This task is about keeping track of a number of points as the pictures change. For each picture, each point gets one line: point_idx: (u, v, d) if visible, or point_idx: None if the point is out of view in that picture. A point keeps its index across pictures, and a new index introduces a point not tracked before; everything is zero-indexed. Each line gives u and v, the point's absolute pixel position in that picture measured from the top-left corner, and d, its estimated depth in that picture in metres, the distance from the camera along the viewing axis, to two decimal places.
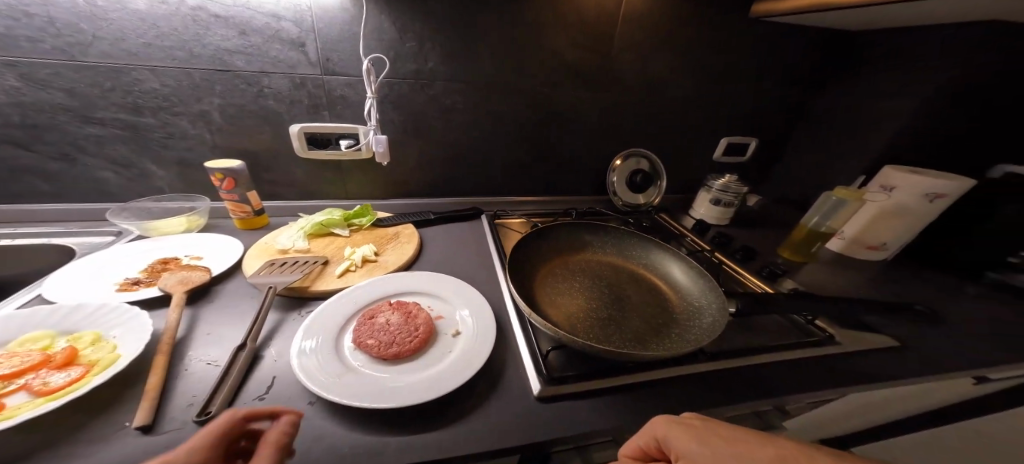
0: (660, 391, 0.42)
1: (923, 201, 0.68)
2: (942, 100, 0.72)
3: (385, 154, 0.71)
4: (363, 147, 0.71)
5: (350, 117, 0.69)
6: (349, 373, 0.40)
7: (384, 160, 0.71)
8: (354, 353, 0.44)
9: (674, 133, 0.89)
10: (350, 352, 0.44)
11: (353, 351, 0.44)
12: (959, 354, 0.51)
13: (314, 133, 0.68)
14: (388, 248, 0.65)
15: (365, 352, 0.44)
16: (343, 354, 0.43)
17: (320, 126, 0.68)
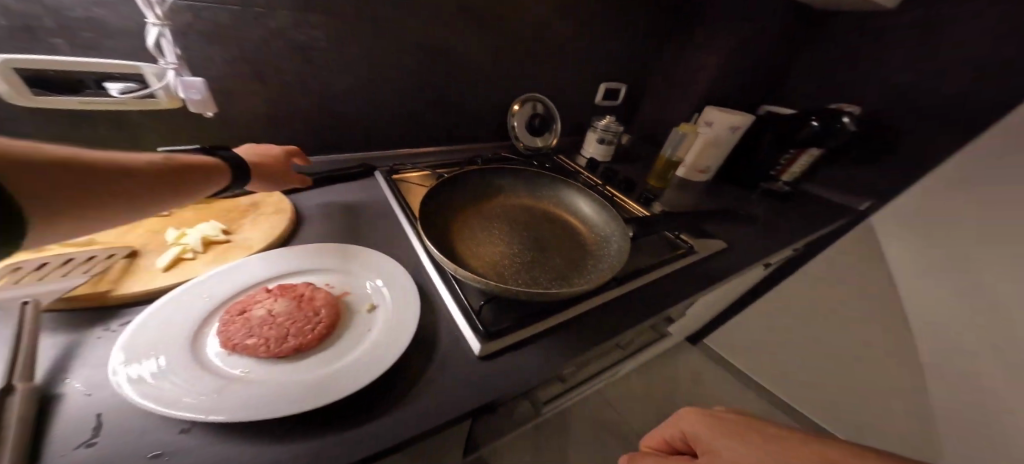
0: (582, 325, 0.47)
1: (728, 132, 0.91)
2: (742, 58, 0.93)
3: (206, 102, 0.51)
4: (160, 94, 0.48)
5: (124, 51, 0.45)
6: (229, 385, 0.30)
7: (206, 110, 0.52)
8: (230, 360, 0.33)
9: (561, 80, 0.92)
10: (223, 360, 0.33)
11: (226, 357, 0.33)
12: (756, 244, 0.73)
13: (48, 70, 0.40)
14: (244, 223, 0.48)
15: (249, 355, 0.33)
16: (212, 364, 0.32)
17: (61, 61, 0.40)
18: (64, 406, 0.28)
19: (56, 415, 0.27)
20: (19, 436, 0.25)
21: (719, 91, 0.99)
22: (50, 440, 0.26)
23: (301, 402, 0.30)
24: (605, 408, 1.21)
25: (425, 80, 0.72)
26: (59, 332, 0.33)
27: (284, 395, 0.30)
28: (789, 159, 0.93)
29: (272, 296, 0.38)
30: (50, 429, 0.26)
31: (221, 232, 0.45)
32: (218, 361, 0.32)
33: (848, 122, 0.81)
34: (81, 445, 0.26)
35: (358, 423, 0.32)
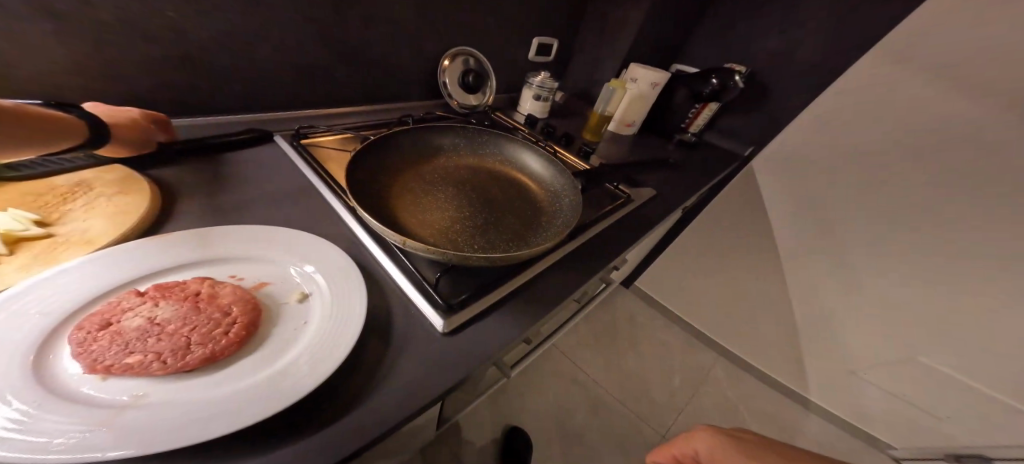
0: (544, 282, 0.47)
1: (650, 88, 0.98)
2: (658, 15, 0.97)
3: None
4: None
5: None
6: (117, 415, 0.22)
7: None
8: (107, 385, 0.24)
9: (489, 32, 0.84)
10: (95, 387, 0.24)
11: (99, 383, 0.24)
12: (681, 190, 0.81)
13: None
14: (72, 208, 0.33)
15: (133, 376, 0.25)
16: (74, 395, 0.23)
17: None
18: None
19: None
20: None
21: (638, 50, 1.03)
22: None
23: (234, 415, 0.24)
24: (558, 357, 1.31)
25: (326, 19, 0.58)
26: None
27: (203, 415, 0.23)
28: (694, 113, 1.04)
29: (150, 301, 0.29)
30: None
31: (33, 224, 0.31)
32: (86, 390, 0.24)
33: (738, 80, 0.92)
34: None
35: (314, 432, 0.27)
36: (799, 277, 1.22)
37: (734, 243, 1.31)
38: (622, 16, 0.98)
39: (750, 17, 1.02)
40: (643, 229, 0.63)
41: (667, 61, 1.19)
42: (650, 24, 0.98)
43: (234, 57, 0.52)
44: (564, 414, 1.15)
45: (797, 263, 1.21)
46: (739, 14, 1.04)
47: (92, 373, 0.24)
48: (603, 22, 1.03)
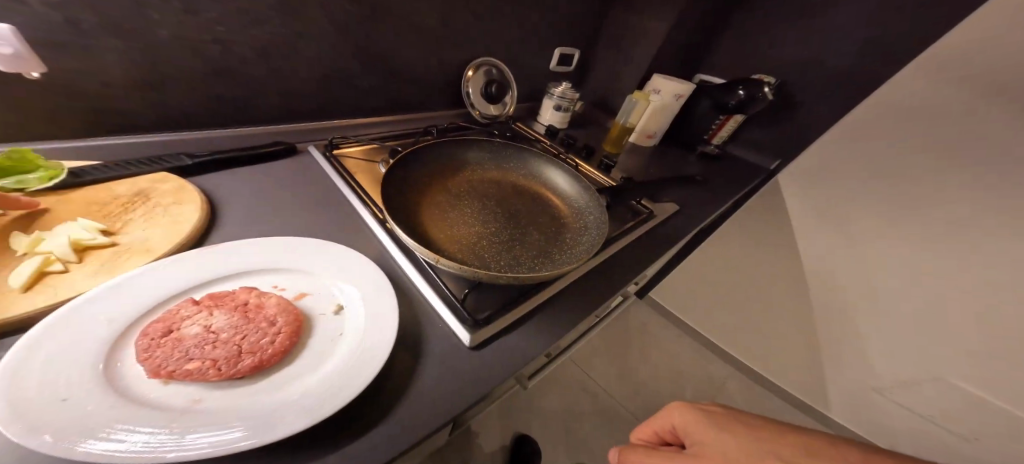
0: (568, 298, 0.47)
1: (673, 99, 0.98)
2: (682, 26, 0.96)
3: (33, 62, 0.32)
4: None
5: None
6: (180, 419, 0.24)
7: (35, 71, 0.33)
8: (169, 391, 0.26)
9: (512, 43, 0.85)
10: (160, 392, 0.26)
11: (163, 387, 0.26)
12: (704, 204, 0.80)
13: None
14: (132, 217, 0.36)
15: (191, 382, 0.27)
16: (142, 399, 0.25)
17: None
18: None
19: None
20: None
21: (660, 60, 1.02)
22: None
23: (281, 424, 0.25)
24: (570, 366, 1.30)
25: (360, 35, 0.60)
26: None
27: (255, 424, 0.25)
28: (718, 124, 1.03)
29: (205, 310, 0.31)
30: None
31: (99, 233, 0.33)
32: (151, 394, 0.26)
33: (767, 92, 0.88)
34: None
35: (349, 442, 0.28)
36: (823, 294, 1.16)
37: (754, 257, 1.26)
38: (646, 27, 0.97)
39: (780, 28, 0.99)
40: (665, 244, 0.63)
41: (689, 71, 1.18)
42: (675, 35, 0.97)
43: (272, 73, 0.54)
44: (574, 425, 1.14)
45: (823, 282, 1.15)
46: (768, 24, 1.01)
47: (156, 378, 0.26)
48: (624, 33, 1.03)
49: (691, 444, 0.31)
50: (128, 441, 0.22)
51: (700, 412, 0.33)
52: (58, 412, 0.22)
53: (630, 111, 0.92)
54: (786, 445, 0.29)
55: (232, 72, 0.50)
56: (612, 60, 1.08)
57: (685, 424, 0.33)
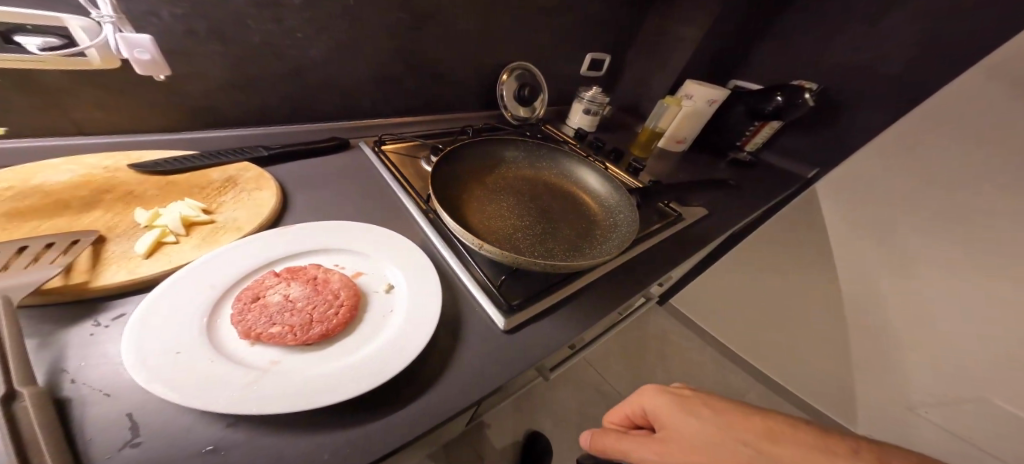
0: (596, 292, 0.49)
1: (706, 105, 0.97)
2: (718, 32, 0.95)
3: (161, 65, 0.41)
4: (92, 54, 0.37)
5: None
6: (264, 376, 0.29)
7: (159, 73, 0.41)
8: (256, 351, 0.31)
9: (545, 49, 0.88)
10: (248, 351, 0.31)
11: (251, 347, 0.31)
12: (733, 209, 0.79)
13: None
14: (224, 199, 0.41)
15: (271, 345, 0.32)
16: (235, 357, 0.30)
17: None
18: (78, 407, 0.25)
19: (78, 420, 0.25)
20: (49, 434, 0.23)
21: (694, 65, 1.02)
22: (80, 444, 0.24)
23: (343, 390, 0.29)
24: (585, 368, 1.31)
25: (409, 42, 0.64)
26: (31, 333, 0.28)
27: (323, 387, 0.29)
28: (752, 131, 1.01)
29: (283, 281, 0.36)
30: (74, 431, 0.24)
31: (201, 212, 0.39)
32: (243, 353, 0.30)
33: (807, 99, 0.85)
34: (124, 444, 0.25)
35: (401, 406, 0.32)
36: (858, 309, 1.07)
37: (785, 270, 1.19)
38: (681, 32, 0.97)
39: (825, 32, 0.96)
40: (692, 248, 0.63)
41: (724, 76, 1.16)
42: (710, 40, 0.96)
43: (334, 76, 0.59)
44: (587, 426, 1.15)
45: (858, 298, 1.06)
46: (812, 28, 0.98)
47: (246, 338, 0.31)
48: (657, 38, 1.03)
49: (660, 428, 0.32)
50: (223, 395, 0.26)
51: (671, 399, 0.32)
52: (175, 364, 0.27)
53: (660, 116, 0.93)
54: (748, 426, 0.29)
55: (301, 74, 0.56)
56: (643, 65, 1.09)
57: (655, 409, 0.33)
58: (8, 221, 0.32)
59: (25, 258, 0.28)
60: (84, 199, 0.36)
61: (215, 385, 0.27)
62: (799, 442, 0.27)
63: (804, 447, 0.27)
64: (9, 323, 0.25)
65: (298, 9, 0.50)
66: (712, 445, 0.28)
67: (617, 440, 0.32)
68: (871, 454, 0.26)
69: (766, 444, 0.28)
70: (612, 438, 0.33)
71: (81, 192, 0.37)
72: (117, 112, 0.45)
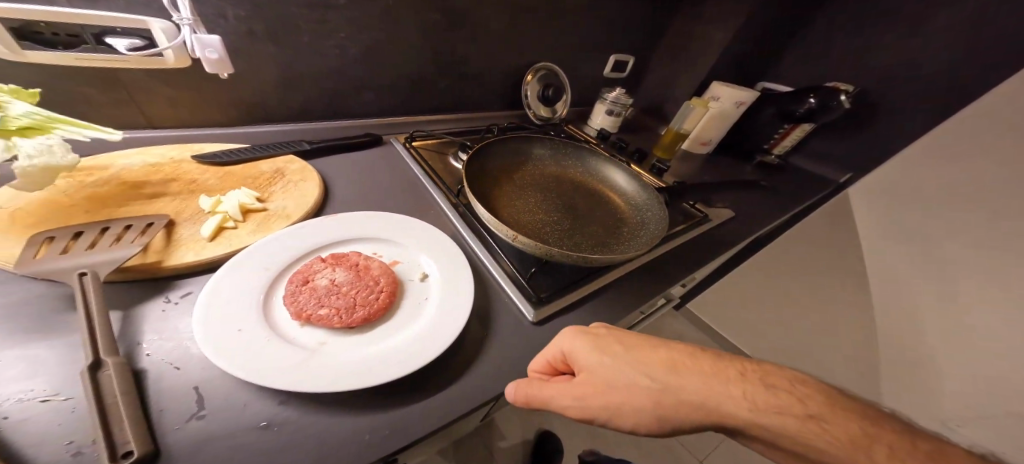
0: (624, 289, 0.50)
1: (733, 107, 0.96)
2: (747, 34, 0.94)
3: (225, 63, 0.45)
4: (168, 54, 0.42)
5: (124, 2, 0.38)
6: (317, 356, 0.30)
7: (223, 70, 0.46)
8: (306, 332, 0.33)
9: (571, 50, 0.89)
10: (300, 332, 0.32)
11: (302, 328, 0.33)
12: (761, 212, 0.78)
13: (35, 22, 0.34)
14: (274, 190, 0.44)
15: (320, 326, 0.33)
16: (288, 336, 0.32)
17: (42, 12, 0.34)
18: (154, 379, 0.27)
19: (148, 390, 0.26)
20: (129, 402, 0.24)
21: (721, 67, 1.00)
22: (155, 414, 0.25)
23: (386, 372, 0.30)
24: None
25: (441, 44, 0.67)
26: (114, 305, 0.30)
27: (370, 368, 0.30)
28: (782, 133, 0.99)
29: (329, 266, 0.37)
30: (149, 401, 0.25)
31: (256, 200, 0.41)
32: (295, 333, 0.32)
33: (843, 101, 0.84)
34: (192, 415, 0.26)
35: (436, 390, 0.33)
36: (890, 314, 0.99)
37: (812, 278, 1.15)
38: (708, 34, 0.96)
39: (862, 33, 0.94)
40: (718, 249, 0.63)
41: (752, 79, 1.14)
42: (739, 42, 0.95)
43: (371, 75, 0.62)
44: (599, 430, 1.13)
45: (891, 304, 0.98)
46: (847, 30, 0.96)
47: (298, 319, 0.33)
48: (682, 40, 1.02)
49: (578, 370, 0.31)
50: (278, 371, 0.28)
51: (586, 340, 0.31)
52: (236, 340, 0.29)
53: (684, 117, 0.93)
54: (655, 359, 0.30)
55: (341, 72, 0.59)
56: (667, 67, 1.08)
57: (573, 352, 0.31)
58: (92, 204, 0.36)
59: (110, 238, 0.31)
60: (154, 186, 0.39)
61: (271, 361, 0.28)
62: (698, 370, 0.29)
63: (702, 375, 0.29)
64: (97, 296, 0.27)
65: (342, 12, 0.53)
66: (626, 383, 0.29)
67: (540, 389, 0.31)
68: (753, 376, 0.29)
69: (669, 374, 0.29)
70: (536, 388, 0.31)
71: (151, 180, 0.40)
72: (178, 106, 0.48)
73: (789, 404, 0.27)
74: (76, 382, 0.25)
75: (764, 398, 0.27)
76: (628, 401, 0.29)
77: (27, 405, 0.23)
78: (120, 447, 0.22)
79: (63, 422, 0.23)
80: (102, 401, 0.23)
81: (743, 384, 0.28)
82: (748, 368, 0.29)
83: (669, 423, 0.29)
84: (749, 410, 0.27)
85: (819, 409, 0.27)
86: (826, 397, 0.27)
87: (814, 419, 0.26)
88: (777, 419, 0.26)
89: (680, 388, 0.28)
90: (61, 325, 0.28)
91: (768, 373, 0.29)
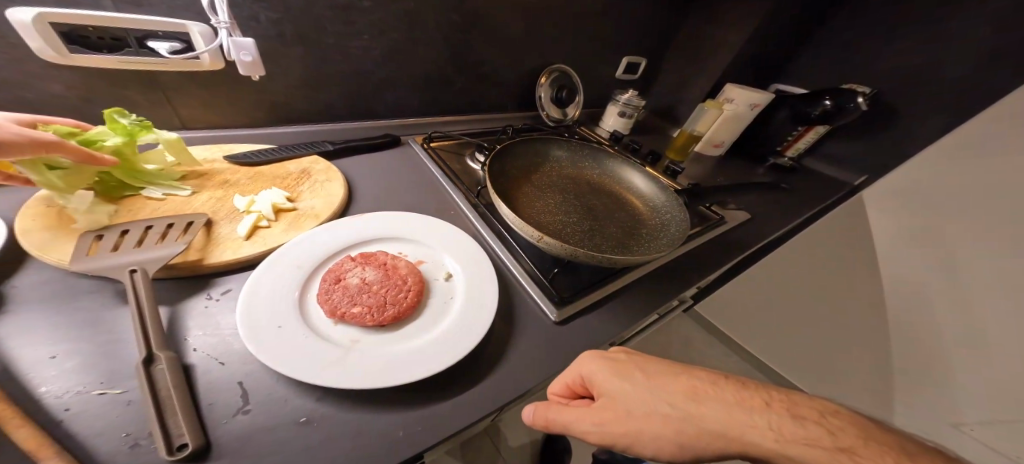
0: (643, 290, 0.50)
1: (747, 109, 0.95)
2: (762, 35, 0.93)
3: (258, 66, 0.47)
4: (204, 57, 0.44)
5: (161, 7, 0.40)
6: (351, 353, 0.31)
7: (257, 73, 0.48)
8: (340, 329, 0.33)
9: (585, 52, 0.89)
10: (333, 329, 0.33)
11: (335, 326, 0.33)
12: (775, 215, 0.77)
13: (84, 26, 0.36)
14: (302, 190, 0.45)
15: (352, 324, 0.34)
16: (323, 333, 0.32)
17: (83, 15, 0.35)
18: (201, 373, 0.28)
19: (196, 385, 0.27)
20: (181, 397, 0.24)
21: (735, 69, 1.00)
22: (204, 409, 0.26)
23: (418, 370, 0.31)
24: None
25: (459, 46, 0.67)
26: (161, 301, 0.31)
27: (404, 365, 0.31)
28: (796, 135, 0.99)
29: (359, 265, 0.38)
30: (197, 395, 0.26)
31: (286, 199, 0.42)
32: (329, 330, 0.33)
33: (861, 102, 0.83)
34: (237, 411, 0.27)
35: (464, 388, 0.33)
36: (905, 315, 0.97)
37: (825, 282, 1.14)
38: (722, 36, 0.96)
39: (880, 35, 0.93)
40: (734, 251, 0.62)
41: (765, 81, 1.13)
42: (753, 44, 0.95)
43: (391, 77, 0.63)
44: None
45: (905, 305, 0.96)
46: (864, 32, 0.95)
47: (331, 317, 0.33)
48: (695, 42, 1.02)
49: (597, 395, 0.31)
50: (315, 367, 0.29)
51: (606, 365, 0.31)
52: (275, 336, 0.30)
53: (695, 120, 0.95)
54: (676, 387, 0.29)
55: (362, 73, 0.60)
56: (679, 69, 1.08)
57: (592, 377, 0.31)
58: (136, 205, 0.37)
59: (155, 236, 0.33)
60: (191, 187, 0.41)
61: (309, 357, 0.29)
62: (721, 401, 0.28)
63: (725, 404, 0.28)
64: (147, 292, 0.28)
65: (365, 16, 0.54)
66: (645, 412, 0.29)
67: (560, 412, 0.31)
68: (780, 407, 0.27)
69: (689, 402, 0.28)
70: (555, 411, 0.32)
71: (188, 180, 0.42)
72: (206, 106, 0.49)
73: (819, 437, 0.25)
74: (130, 376, 0.25)
75: (792, 430, 0.26)
76: (647, 428, 0.28)
77: (85, 397, 0.24)
78: (175, 439, 0.23)
79: (119, 415, 0.23)
80: (156, 395, 0.24)
81: (769, 414, 0.27)
82: (776, 397, 0.28)
83: (689, 451, 0.28)
84: (773, 439, 0.26)
85: (851, 442, 0.25)
86: (863, 431, 0.26)
87: (846, 453, 0.24)
88: (805, 453, 0.25)
89: (702, 417, 0.27)
90: (111, 319, 0.28)
91: (796, 403, 0.28)
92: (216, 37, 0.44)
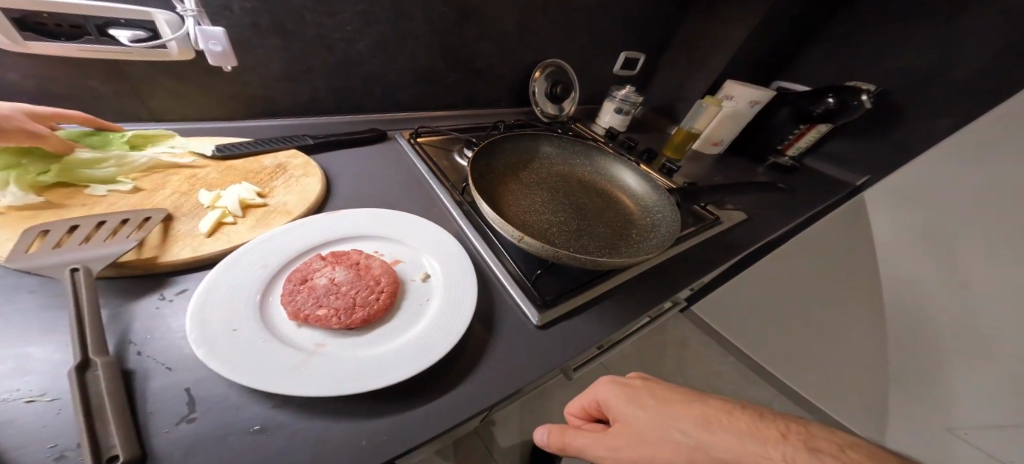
0: (630, 293, 0.48)
1: (748, 107, 0.93)
2: (766, 32, 0.90)
3: (228, 56, 0.45)
4: (171, 46, 0.43)
5: None
6: (311, 360, 0.29)
7: (228, 64, 0.46)
8: (304, 332, 0.31)
9: (581, 47, 0.87)
10: (297, 332, 0.31)
11: (299, 328, 0.32)
12: (772, 215, 0.75)
13: (37, 12, 0.35)
14: (276, 185, 0.43)
15: (316, 327, 0.32)
16: (286, 337, 0.30)
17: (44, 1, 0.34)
18: (143, 379, 0.26)
19: (137, 391, 0.25)
20: (116, 405, 0.23)
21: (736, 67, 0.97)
22: (144, 418, 0.24)
23: (383, 376, 0.29)
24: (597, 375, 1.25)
25: (448, 40, 0.65)
26: (111, 303, 0.30)
27: (368, 371, 0.29)
28: (796, 135, 0.96)
29: (330, 264, 0.36)
30: (138, 402, 0.25)
31: (257, 195, 0.41)
32: (292, 334, 0.31)
33: (865, 100, 0.80)
34: (180, 420, 0.25)
35: (433, 396, 0.31)
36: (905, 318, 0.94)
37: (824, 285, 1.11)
38: (723, 32, 0.93)
39: (884, 36, 0.90)
40: (728, 253, 0.60)
41: (767, 79, 1.10)
42: (757, 41, 0.92)
43: (375, 71, 0.61)
44: None
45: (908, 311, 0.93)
46: (868, 32, 0.92)
47: (295, 320, 0.32)
48: (695, 39, 0.99)
49: (613, 420, 0.30)
50: (272, 374, 0.27)
51: (620, 388, 0.30)
52: (230, 341, 0.28)
53: (694, 116, 0.92)
54: (686, 413, 0.27)
55: (345, 67, 0.58)
56: (677, 66, 1.05)
57: (606, 402, 0.30)
58: (91, 200, 0.36)
59: (105, 232, 0.31)
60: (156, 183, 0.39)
61: (264, 362, 0.27)
62: (728, 427, 0.25)
63: (737, 432, 0.25)
64: (89, 294, 0.27)
65: (344, 8, 0.51)
66: (657, 438, 0.26)
67: (575, 435, 0.30)
68: (796, 439, 0.24)
69: (704, 431, 0.25)
70: (571, 434, 0.31)
71: (153, 175, 0.40)
72: (179, 99, 0.48)
73: None
74: (62, 382, 0.24)
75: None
76: (658, 456, 0.26)
77: (10, 405, 0.22)
78: (105, 450, 0.21)
79: (42, 425, 0.22)
80: (84, 403, 0.22)
81: (784, 446, 0.23)
82: (791, 429, 0.24)
83: None
84: None
85: None
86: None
87: None
88: None
89: (712, 445, 0.25)
90: (50, 323, 0.27)
91: (814, 436, 0.24)
92: (183, 25, 0.42)
